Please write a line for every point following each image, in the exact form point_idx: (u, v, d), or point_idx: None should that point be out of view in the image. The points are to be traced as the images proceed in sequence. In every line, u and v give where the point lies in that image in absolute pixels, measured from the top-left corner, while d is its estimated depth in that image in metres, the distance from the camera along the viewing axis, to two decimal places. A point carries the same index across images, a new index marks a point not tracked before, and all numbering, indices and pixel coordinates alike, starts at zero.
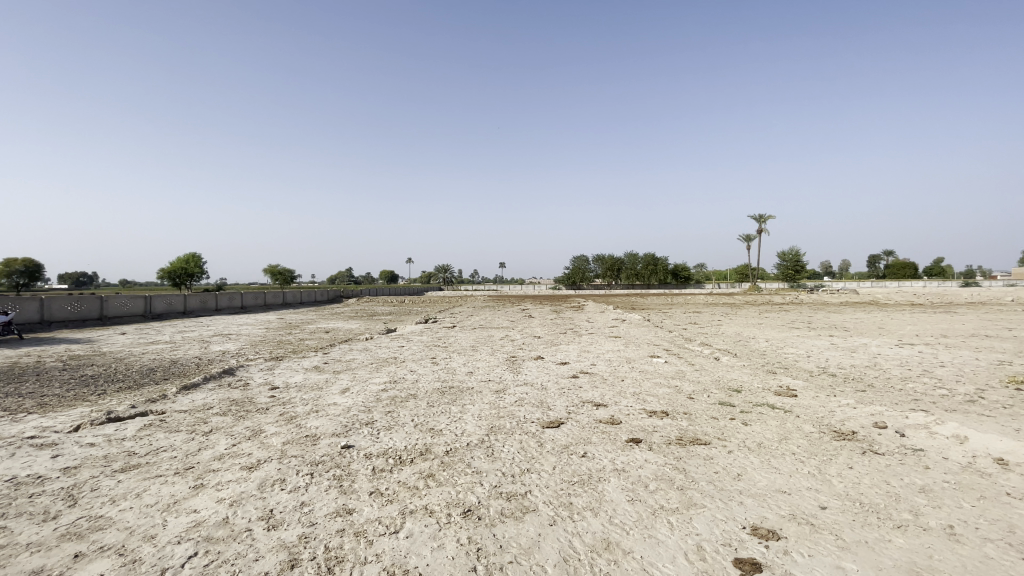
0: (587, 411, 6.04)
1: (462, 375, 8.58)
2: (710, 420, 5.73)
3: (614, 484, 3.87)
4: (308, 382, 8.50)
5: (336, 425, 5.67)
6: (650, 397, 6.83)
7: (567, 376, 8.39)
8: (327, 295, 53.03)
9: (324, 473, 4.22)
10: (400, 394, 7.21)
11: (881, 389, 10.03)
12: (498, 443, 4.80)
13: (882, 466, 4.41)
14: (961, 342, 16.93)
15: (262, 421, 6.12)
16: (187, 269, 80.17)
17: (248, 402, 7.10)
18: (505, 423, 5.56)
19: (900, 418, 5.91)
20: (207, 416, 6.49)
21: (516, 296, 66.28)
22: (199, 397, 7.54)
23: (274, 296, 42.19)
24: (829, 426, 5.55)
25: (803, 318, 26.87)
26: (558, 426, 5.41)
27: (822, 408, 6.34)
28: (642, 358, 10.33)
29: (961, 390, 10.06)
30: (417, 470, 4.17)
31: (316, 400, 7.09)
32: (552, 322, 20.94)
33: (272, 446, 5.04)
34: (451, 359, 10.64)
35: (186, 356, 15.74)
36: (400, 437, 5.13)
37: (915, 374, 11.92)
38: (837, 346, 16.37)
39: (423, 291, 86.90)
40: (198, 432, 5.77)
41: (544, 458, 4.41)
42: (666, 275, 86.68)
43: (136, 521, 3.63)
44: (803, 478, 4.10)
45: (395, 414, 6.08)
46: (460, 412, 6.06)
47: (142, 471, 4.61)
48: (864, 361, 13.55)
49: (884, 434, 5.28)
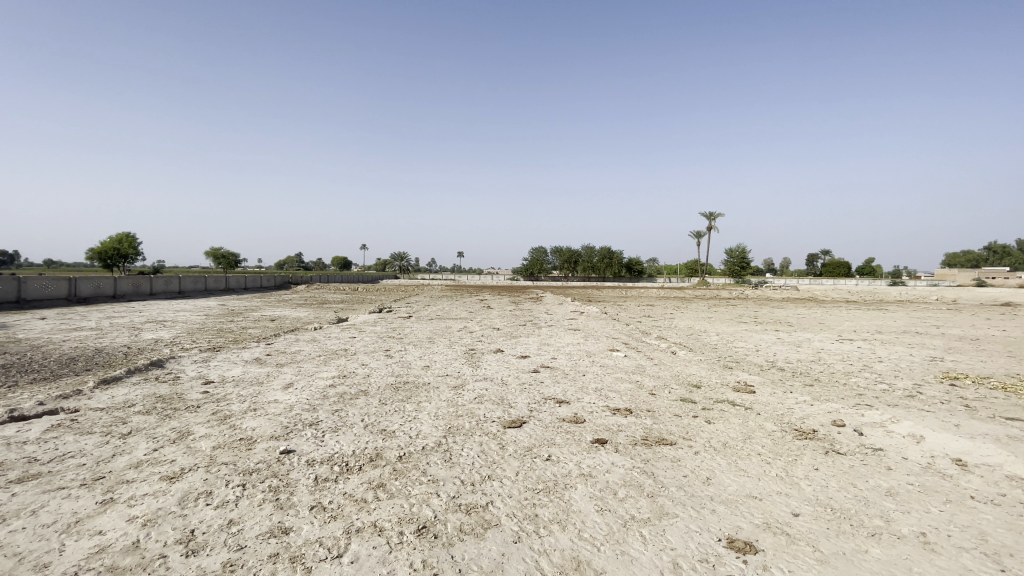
0: (549, 409, 5.77)
1: (417, 370, 8.13)
2: (674, 418, 5.59)
3: (581, 492, 3.61)
4: (248, 376, 7.83)
5: (276, 427, 5.15)
6: (612, 393, 6.63)
7: (527, 370, 8.11)
8: (274, 280, 50.53)
9: (258, 485, 3.74)
10: (349, 391, 6.70)
11: (829, 384, 10.34)
12: (456, 446, 4.45)
13: (846, 467, 4.36)
14: (895, 338, 17.92)
15: (191, 421, 5.50)
16: (120, 249, 74.74)
17: (177, 399, 6.41)
18: (463, 423, 5.19)
19: (856, 416, 5.98)
20: (127, 414, 5.79)
21: (473, 285, 66.15)
22: (120, 393, 6.75)
23: (216, 281, 39.72)
24: (791, 424, 5.52)
25: (750, 312, 27.72)
26: (519, 426, 5.10)
27: (781, 406, 6.34)
28: (602, 352, 10.20)
29: (900, 386, 10.52)
30: (365, 479, 3.77)
31: (255, 397, 6.48)
32: (509, 313, 20.71)
33: (200, 452, 4.49)
34: (406, 352, 10.14)
35: (113, 344, 14.46)
36: (348, 440, 4.68)
37: (858, 369, 12.42)
38: (784, 341, 16.93)
39: (379, 279, 84.55)
40: (114, 434, 5.10)
41: (506, 463, 4.10)
42: (621, 268, 88.34)
43: (26, 546, 3.04)
44: (772, 481, 3.97)
45: (344, 413, 5.61)
46: (415, 411, 5.65)
47: (41, 481, 3.95)
48: (810, 356, 14.03)
49: (844, 433, 5.28)
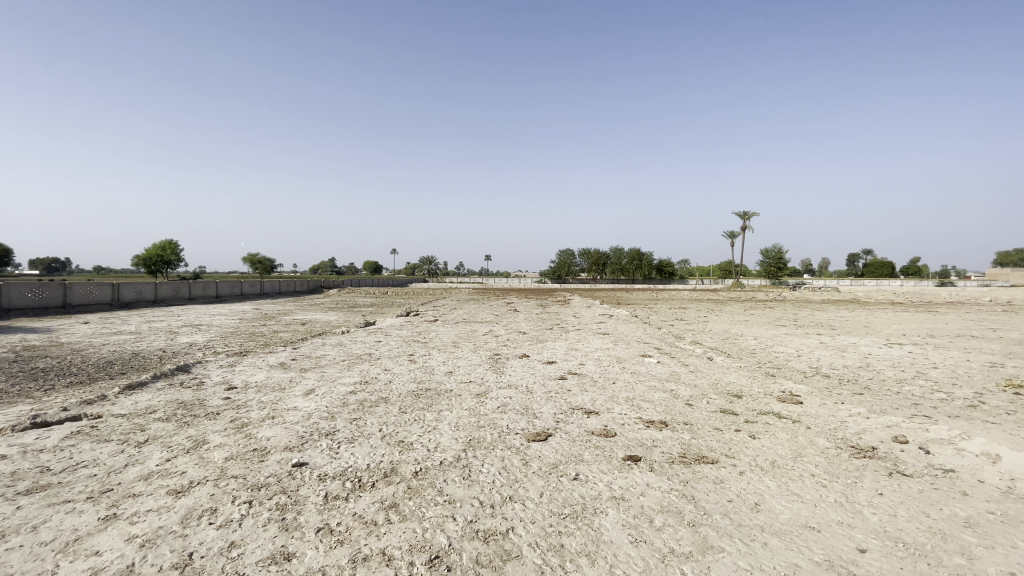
0: (577, 421, 5.39)
1: (440, 376, 7.87)
2: (714, 432, 5.14)
3: (613, 518, 3.24)
4: (271, 382, 7.72)
5: (291, 436, 4.96)
6: (645, 403, 6.21)
7: (554, 377, 7.75)
8: (307, 285, 51.54)
9: (265, 502, 3.51)
10: (370, 398, 6.48)
11: (879, 392, 9.60)
12: (477, 462, 4.15)
13: (915, 492, 3.85)
14: (949, 342, 16.74)
15: (208, 429, 5.37)
16: (163, 255, 77.76)
17: (197, 406, 6.32)
18: (485, 434, 4.89)
19: (919, 431, 5.39)
20: (147, 421, 5.72)
21: (502, 289, 66.02)
22: (143, 399, 6.72)
23: (251, 285, 40.73)
24: (845, 440, 5.01)
25: (789, 315, 26.46)
26: (544, 440, 4.75)
27: (832, 418, 5.79)
28: (633, 358, 9.73)
29: (960, 394, 9.68)
30: (377, 498, 3.50)
31: (274, 404, 6.32)
32: (536, 317, 20.30)
33: (211, 463, 4.31)
34: (430, 356, 9.91)
35: (150, 348, 14.76)
36: (363, 453, 4.43)
37: (910, 375, 11.56)
38: (826, 345, 16.05)
39: (409, 283, 85.05)
40: (130, 442, 5.00)
41: (530, 481, 3.76)
42: (651, 271, 86.76)
43: (19, 568, 2.87)
44: (829, 509, 3.51)
45: (362, 422, 5.38)
46: (435, 421, 5.36)
47: (49, 494, 3.83)
48: (856, 361, 13.19)
49: (908, 451, 4.73)
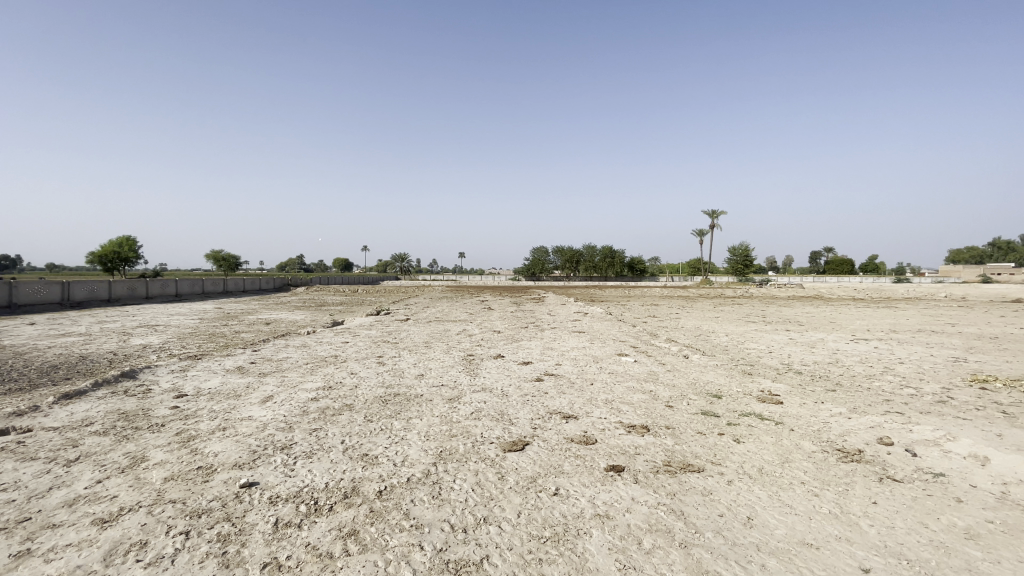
0: (555, 427, 5.09)
1: (410, 379, 7.46)
2: (697, 436, 4.91)
3: (599, 541, 2.94)
4: (226, 388, 7.17)
5: (242, 451, 4.50)
6: (625, 406, 5.95)
7: (529, 379, 7.45)
8: (275, 283, 50.02)
9: (206, 533, 3.09)
10: (333, 405, 6.04)
11: (851, 389, 9.62)
12: (448, 477, 3.80)
13: (908, 500, 3.68)
14: (912, 338, 17.16)
15: (150, 444, 4.85)
16: (120, 253, 74.24)
17: (141, 417, 5.76)
18: (456, 445, 4.53)
19: (902, 432, 5.29)
20: (81, 435, 5.14)
21: (476, 286, 65.44)
22: (80, 409, 6.09)
23: (214, 284, 39.14)
24: (831, 442, 4.85)
25: (758, 311, 26.85)
26: (521, 449, 4.43)
27: (815, 420, 5.65)
28: (609, 357, 9.52)
29: (928, 390, 9.79)
30: (333, 525, 3.11)
31: (227, 414, 5.81)
32: (510, 315, 19.89)
33: (149, 485, 3.83)
34: (400, 358, 9.47)
35: (99, 351, 13.81)
36: (321, 469, 4.03)
37: (879, 371, 11.69)
38: (797, 341, 16.23)
39: (381, 281, 83.61)
40: (58, 460, 4.44)
41: (507, 499, 3.44)
42: (623, 268, 87.63)
43: None
44: (825, 522, 3.30)
45: (322, 433, 4.95)
46: (403, 431, 4.97)
47: None
48: (826, 357, 13.33)
49: (894, 454, 4.60)
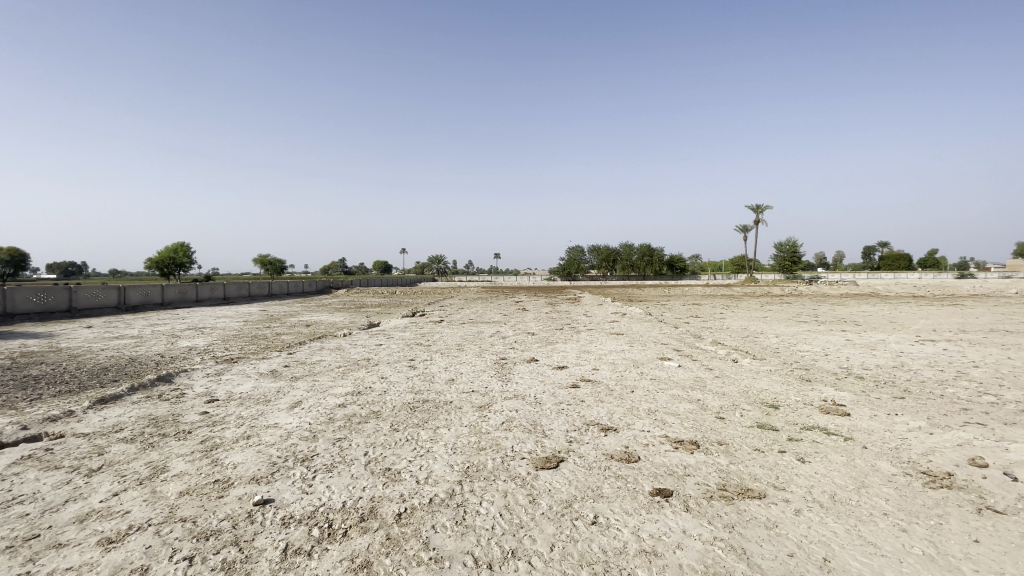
0: (593, 441, 4.66)
1: (440, 385, 7.17)
2: (755, 454, 4.37)
3: None
4: (256, 393, 7.07)
5: (262, 463, 4.29)
6: (670, 417, 5.44)
7: (564, 385, 7.02)
8: (316, 285, 51.14)
9: (209, 559, 2.83)
10: (359, 412, 5.80)
11: (922, 396, 8.71)
12: (475, 499, 3.44)
13: (1019, 539, 3.06)
14: (985, 338, 15.66)
15: (172, 453, 4.71)
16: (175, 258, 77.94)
17: (169, 424, 5.68)
18: (484, 460, 4.17)
19: (996, 451, 4.58)
20: (108, 443, 5.06)
21: (511, 287, 64.93)
22: (112, 415, 6.08)
23: (260, 287, 40.36)
24: (913, 463, 4.23)
25: (808, 310, 25.39)
26: (555, 466, 4.03)
27: (889, 436, 4.98)
28: (651, 361, 8.97)
29: (1012, 397, 8.75)
30: (345, 555, 2.81)
31: (252, 421, 5.65)
32: (546, 317, 19.42)
33: (161, 501, 3.63)
34: (431, 361, 9.22)
35: (147, 353, 14.20)
36: (340, 485, 3.75)
37: (951, 376, 10.61)
38: (853, 342, 15.10)
39: (419, 282, 84.60)
40: (80, 470, 4.33)
41: (539, 529, 3.04)
42: (661, 267, 85.62)
43: None
44: (920, 568, 2.74)
45: (346, 444, 4.70)
46: (429, 443, 4.65)
47: None
48: (888, 360, 12.28)
49: (991, 479, 3.94)
